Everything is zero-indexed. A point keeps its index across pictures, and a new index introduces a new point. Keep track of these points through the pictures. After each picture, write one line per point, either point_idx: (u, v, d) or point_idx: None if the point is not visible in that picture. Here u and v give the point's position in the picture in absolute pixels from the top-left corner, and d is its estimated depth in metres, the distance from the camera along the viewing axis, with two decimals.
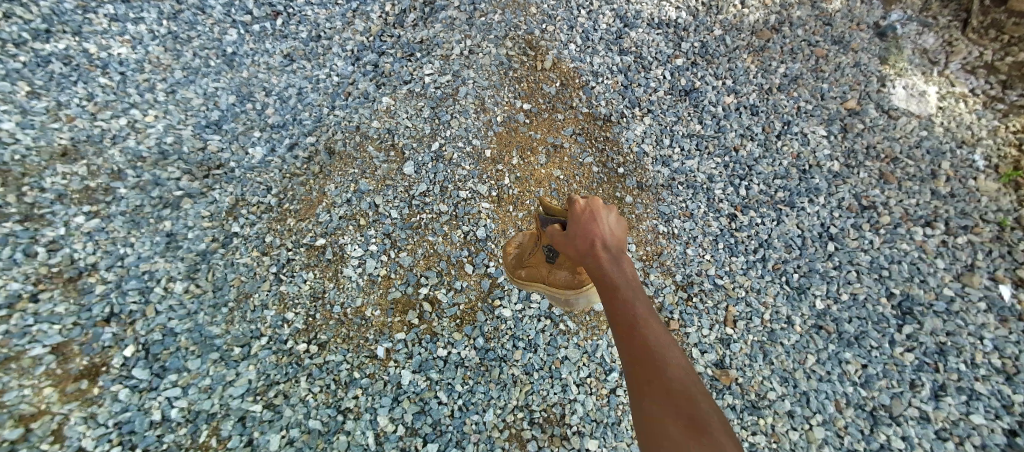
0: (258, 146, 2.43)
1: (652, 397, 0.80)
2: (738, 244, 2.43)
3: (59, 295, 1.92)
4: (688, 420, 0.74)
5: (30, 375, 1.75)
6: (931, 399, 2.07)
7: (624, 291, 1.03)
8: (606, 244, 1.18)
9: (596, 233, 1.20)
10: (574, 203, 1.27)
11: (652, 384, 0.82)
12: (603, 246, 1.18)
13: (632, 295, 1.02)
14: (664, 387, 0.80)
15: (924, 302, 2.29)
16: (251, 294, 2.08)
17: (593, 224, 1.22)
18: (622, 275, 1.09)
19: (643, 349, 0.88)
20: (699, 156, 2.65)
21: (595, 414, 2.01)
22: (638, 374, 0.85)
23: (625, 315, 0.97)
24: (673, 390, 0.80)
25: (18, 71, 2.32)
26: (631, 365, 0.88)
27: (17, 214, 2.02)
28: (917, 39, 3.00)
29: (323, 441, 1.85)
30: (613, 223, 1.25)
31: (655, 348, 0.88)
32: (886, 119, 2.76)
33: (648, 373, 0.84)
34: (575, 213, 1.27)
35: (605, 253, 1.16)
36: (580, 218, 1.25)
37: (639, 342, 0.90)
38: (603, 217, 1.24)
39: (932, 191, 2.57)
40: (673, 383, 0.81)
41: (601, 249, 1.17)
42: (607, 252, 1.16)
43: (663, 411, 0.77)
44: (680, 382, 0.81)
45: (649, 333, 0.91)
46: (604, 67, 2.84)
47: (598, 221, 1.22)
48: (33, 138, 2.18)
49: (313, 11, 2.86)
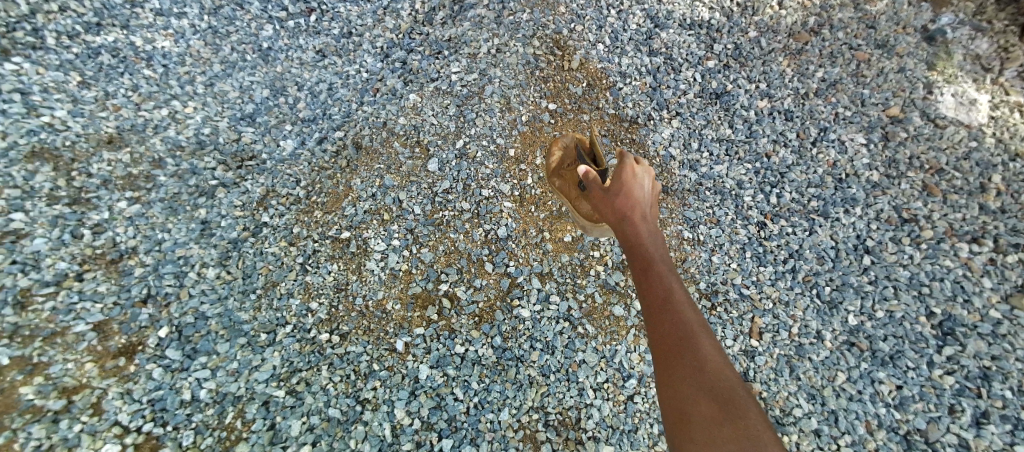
0: (288, 139, 2.49)
1: (682, 374, 0.99)
2: (767, 253, 2.35)
3: (102, 275, 2.02)
4: (715, 396, 0.93)
5: (73, 350, 1.85)
6: (972, 426, 1.98)
7: (670, 286, 1.22)
8: (643, 221, 1.52)
9: (637, 212, 1.55)
10: (625, 180, 1.59)
11: (683, 362, 1.01)
12: (643, 224, 1.51)
13: (668, 277, 1.27)
14: (694, 365, 1.00)
15: (967, 323, 2.18)
16: (278, 282, 2.15)
17: (633, 202, 1.57)
18: (666, 268, 1.31)
19: (677, 329, 1.08)
20: (729, 162, 2.58)
21: (612, 420, 2.03)
22: (671, 351, 1.04)
23: (662, 294, 1.20)
24: (702, 370, 0.99)
25: (71, 62, 2.42)
26: (664, 342, 1.08)
27: (66, 197, 2.13)
28: (969, 44, 2.83)
29: (341, 430, 1.91)
30: (646, 200, 1.60)
31: (687, 330, 1.08)
32: (932, 128, 2.62)
33: (680, 351, 1.03)
34: (625, 193, 1.58)
35: (644, 229, 1.50)
36: (626, 195, 1.58)
37: (672, 323, 1.10)
38: (640, 194, 1.59)
39: (980, 205, 2.43)
40: (704, 365, 1.00)
41: (639, 224, 1.51)
42: (645, 228, 1.50)
43: (691, 387, 0.96)
44: (711, 364, 1.00)
45: (683, 315, 1.12)
46: (633, 68, 2.79)
47: (638, 200, 1.58)
48: (83, 126, 2.28)
49: (345, 8, 2.90)
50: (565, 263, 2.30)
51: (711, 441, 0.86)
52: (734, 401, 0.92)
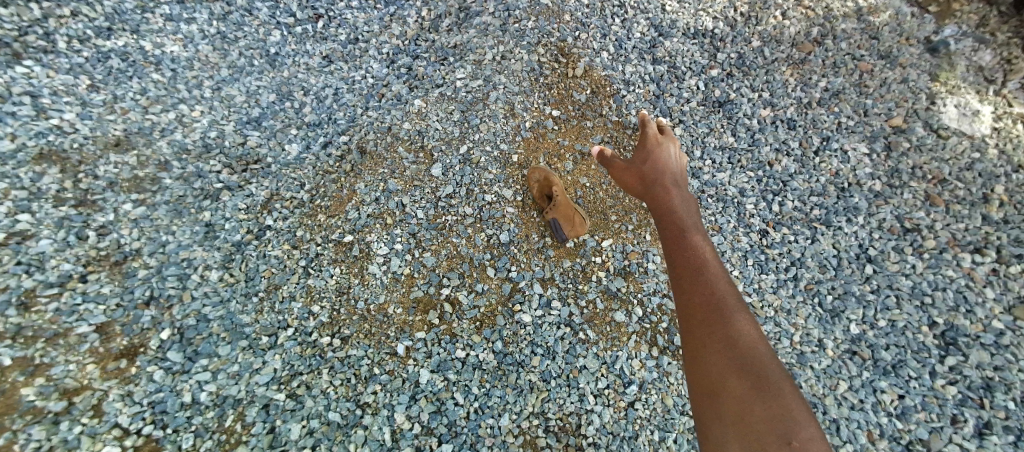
0: (294, 143, 2.52)
1: (713, 352, 0.96)
2: (768, 261, 2.35)
3: (105, 276, 2.03)
4: (751, 380, 0.90)
5: (75, 352, 1.86)
6: (975, 437, 1.97)
7: (704, 253, 1.14)
8: (674, 180, 1.43)
9: (665, 168, 1.46)
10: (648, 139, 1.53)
11: (716, 340, 0.97)
12: (674, 182, 1.41)
13: (699, 239, 1.18)
14: (728, 343, 0.96)
15: (970, 333, 2.18)
16: (281, 286, 2.16)
17: (661, 159, 1.48)
18: (694, 225, 1.24)
19: (710, 302, 1.03)
20: (731, 169, 2.58)
21: (612, 426, 2.03)
22: (701, 325, 1.00)
23: (693, 261, 1.12)
24: (740, 350, 0.94)
25: (81, 66, 2.45)
26: (694, 314, 1.03)
27: (72, 199, 2.14)
28: (971, 56, 2.85)
29: (341, 434, 1.91)
30: (675, 161, 1.50)
31: (722, 304, 1.02)
32: (935, 138, 2.63)
33: (713, 326, 0.99)
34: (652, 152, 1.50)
35: (675, 188, 1.39)
36: (653, 152, 1.50)
37: (706, 295, 1.04)
38: (670, 153, 1.50)
39: (983, 216, 2.44)
40: (742, 344, 0.95)
41: (670, 183, 1.40)
42: (675, 187, 1.39)
43: (726, 368, 0.93)
44: (750, 344, 0.96)
45: (715, 283, 1.06)
46: (636, 76, 2.81)
47: (666, 158, 1.49)
48: (91, 129, 2.30)
49: (353, 14, 2.93)
50: (567, 269, 2.31)
51: (743, 416, 0.86)
52: (768, 379, 0.90)
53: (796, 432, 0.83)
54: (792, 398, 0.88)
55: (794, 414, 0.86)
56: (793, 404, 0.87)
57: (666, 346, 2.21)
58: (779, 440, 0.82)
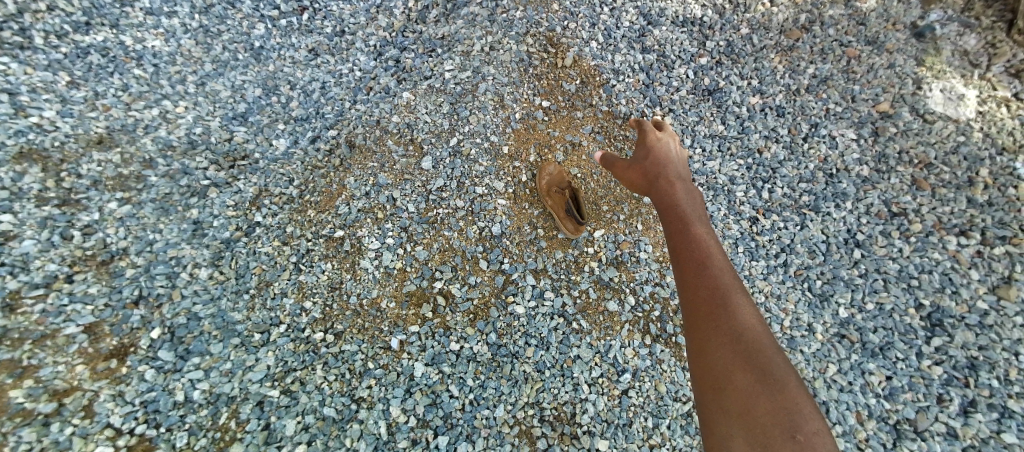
0: (281, 138, 2.49)
1: (716, 349, 0.96)
2: (759, 248, 2.37)
3: (92, 276, 2.00)
4: (754, 375, 0.90)
5: (64, 353, 1.83)
6: (960, 415, 2.02)
7: (708, 249, 1.14)
8: (677, 175, 1.42)
9: (667, 163, 1.46)
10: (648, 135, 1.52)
11: (721, 337, 0.97)
12: (678, 178, 1.41)
13: (704, 235, 1.19)
14: (732, 339, 0.96)
15: (955, 315, 2.22)
16: (272, 282, 2.14)
17: (663, 154, 1.49)
18: (698, 220, 1.24)
19: (713, 298, 1.03)
20: (722, 157, 2.59)
21: (607, 414, 2.05)
22: (704, 322, 1.01)
23: (697, 256, 1.12)
24: (744, 346, 0.95)
25: (59, 62, 2.38)
26: (697, 310, 1.04)
27: (55, 198, 2.10)
28: (957, 40, 2.86)
29: (337, 428, 1.91)
30: (677, 155, 1.50)
31: (726, 300, 1.02)
32: (921, 123, 2.66)
33: (716, 322, 0.99)
34: (653, 148, 1.51)
35: (679, 183, 1.39)
36: (654, 147, 1.50)
37: (710, 291, 1.04)
38: (671, 148, 1.50)
39: (968, 199, 2.47)
40: (746, 340, 0.96)
41: (673, 178, 1.41)
42: (679, 182, 1.39)
43: (729, 364, 0.93)
44: (754, 339, 0.96)
45: (718, 279, 1.06)
46: (626, 65, 2.80)
47: (668, 153, 1.49)
48: (72, 126, 2.25)
49: (339, 6, 2.88)
50: (560, 259, 2.32)
51: (745, 413, 0.87)
52: (772, 375, 0.90)
53: (797, 428, 0.84)
54: (795, 395, 0.89)
55: (796, 411, 0.86)
56: (797, 400, 0.88)
57: (659, 334, 2.22)
58: (783, 435, 0.82)
